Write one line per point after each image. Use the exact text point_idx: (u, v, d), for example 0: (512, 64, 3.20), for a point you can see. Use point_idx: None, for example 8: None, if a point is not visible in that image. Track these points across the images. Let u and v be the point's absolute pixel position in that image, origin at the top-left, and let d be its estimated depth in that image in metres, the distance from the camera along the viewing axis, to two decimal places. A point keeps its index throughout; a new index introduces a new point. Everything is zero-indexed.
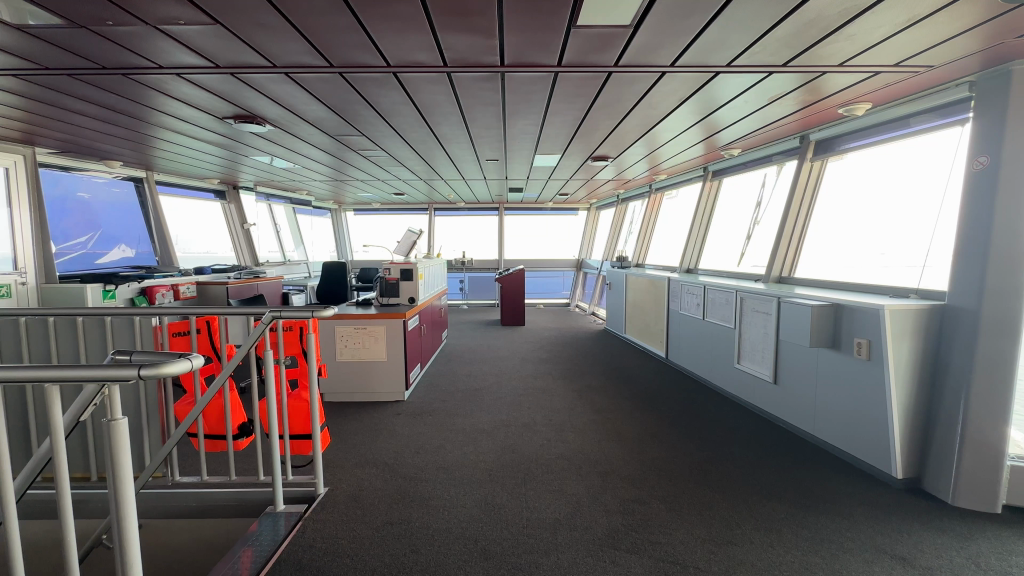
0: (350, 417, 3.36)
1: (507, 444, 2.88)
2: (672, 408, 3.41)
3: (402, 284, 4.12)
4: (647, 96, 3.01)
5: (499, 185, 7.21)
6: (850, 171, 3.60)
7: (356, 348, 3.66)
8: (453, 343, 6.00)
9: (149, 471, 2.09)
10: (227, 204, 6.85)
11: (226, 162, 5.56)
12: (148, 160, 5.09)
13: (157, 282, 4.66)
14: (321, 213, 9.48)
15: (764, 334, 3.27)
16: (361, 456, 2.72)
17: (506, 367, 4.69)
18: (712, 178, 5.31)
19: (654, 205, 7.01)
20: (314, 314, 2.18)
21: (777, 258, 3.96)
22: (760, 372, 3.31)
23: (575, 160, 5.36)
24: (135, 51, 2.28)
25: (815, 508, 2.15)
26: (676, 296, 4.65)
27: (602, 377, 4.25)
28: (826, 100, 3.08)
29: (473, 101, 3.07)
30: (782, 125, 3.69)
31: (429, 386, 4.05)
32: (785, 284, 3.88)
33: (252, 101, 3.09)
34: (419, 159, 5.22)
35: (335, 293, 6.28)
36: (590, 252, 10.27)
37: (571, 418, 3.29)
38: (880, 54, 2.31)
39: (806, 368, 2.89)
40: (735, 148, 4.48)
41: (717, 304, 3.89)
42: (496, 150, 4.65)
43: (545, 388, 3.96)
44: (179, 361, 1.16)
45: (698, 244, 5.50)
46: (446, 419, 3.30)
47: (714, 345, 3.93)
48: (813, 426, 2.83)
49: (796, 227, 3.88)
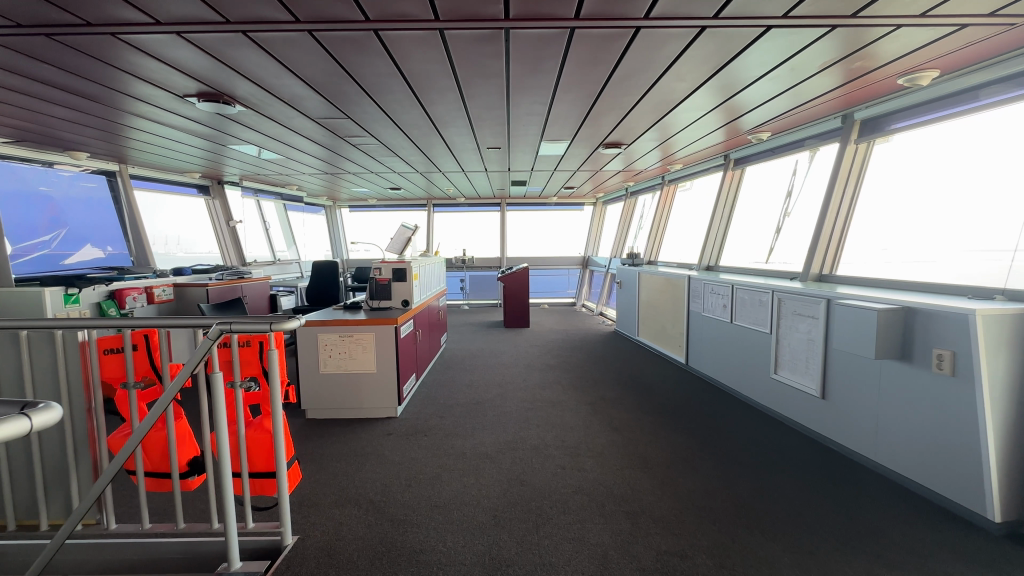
0: (332, 440, 2.93)
1: (516, 473, 2.46)
2: (702, 426, 2.99)
3: (395, 286, 3.71)
4: (676, 63, 2.57)
5: (502, 177, 6.77)
6: (901, 154, 3.16)
7: (342, 359, 3.24)
8: (453, 347, 5.59)
9: (75, 517, 1.67)
10: (210, 201, 6.40)
11: (208, 154, 5.16)
12: (123, 151, 4.69)
13: (130, 284, 4.39)
14: (313, 210, 9.03)
15: (809, 341, 2.86)
16: (342, 491, 2.30)
17: (511, 375, 4.25)
18: (733, 167, 4.86)
19: (667, 198, 6.54)
20: (273, 329, 1.71)
21: (816, 253, 3.54)
22: (804, 385, 2.88)
23: (584, 148, 4.92)
24: (53, 2, 1.85)
25: (902, 566, 1.72)
26: (698, 295, 4.22)
27: (618, 387, 3.81)
28: (885, 67, 2.64)
29: (472, 69, 2.63)
30: (822, 102, 3.28)
31: (425, 399, 3.63)
32: (825, 283, 3.46)
33: (214, 72, 2.65)
34: (414, 148, 4.78)
35: (326, 295, 5.85)
36: (596, 248, 9.83)
37: (587, 439, 2.85)
38: (974, 2, 1.88)
39: (865, 382, 2.47)
40: (764, 132, 4.05)
41: (749, 305, 3.46)
42: (499, 135, 4.21)
43: (554, 401, 3.52)
44: (9, 422, 0.72)
45: (718, 239, 5.07)
46: (442, 440, 2.88)
47: (744, 351, 3.50)
48: (878, 451, 2.40)
49: (838, 218, 3.46)
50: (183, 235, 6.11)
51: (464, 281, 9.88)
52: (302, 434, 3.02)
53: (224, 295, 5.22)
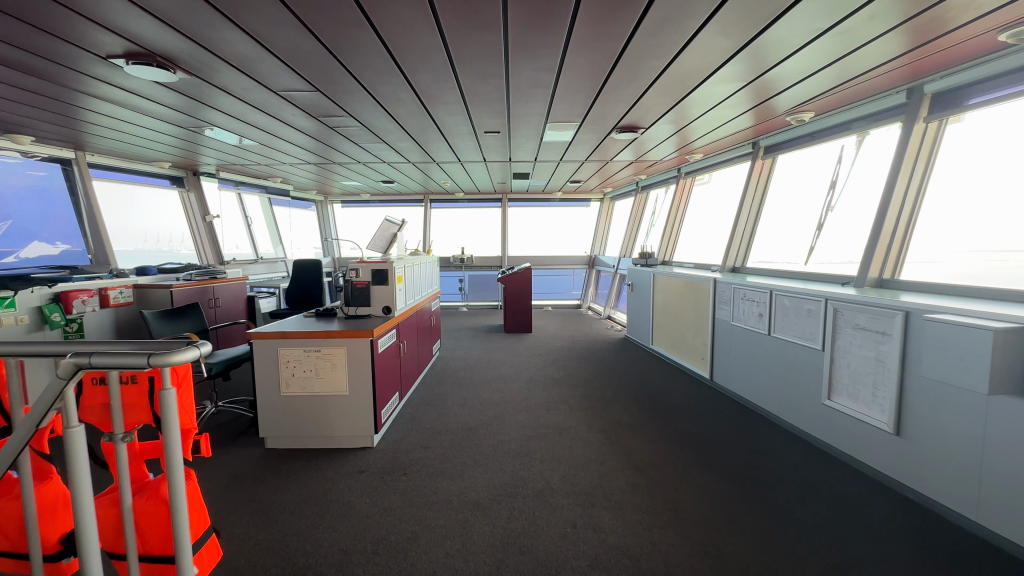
0: (292, 480, 2.41)
1: (514, 532, 1.92)
2: (743, 467, 2.44)
3: (374, 290, 3.18)
4: (721, 7, 2.04)
5: (503, 169, 6.22)
6: (979, 133, 2.60)
7: (308, 379, 2.71)
8: (447, 356, 5.06)
9: None
10: (185, 193, 5.87)
11: (181, 142, 4.65)
12: (79, 137, 4.18)
13: (79, 286, 3.86)
14: (302, 205, 8.51)
15: (879, 363, 2.32)
16: (287, 563, 1.76)
17: (510, 392, 3.71)
18: (763, 156, 4.31)
19: (683, 192, 5.99)
20: (152, 364, 1.15)
21: (875, 255, 2.97)
22: (871, 417, 2.34)
23: (594, 134, 4.39)
24: None
25: None
26: (725, 301, 3.68)
27: (634, 408, 3.27)
28: (985, 19, 2.09)
29: (461, 16, 2.09)
30: (884, 72, 2.73)
31: (409, 424, 3.09)
32: (886, 290, 2.92)
33: (133, 19, 2.11)
34: (402, 133, 4.23)
35: (309, 297, 5.33)
36: (603, 247, 9.29)
37: (603, 481, 2.32)
38: None
39: (963, 419, 1.93)
40: (806, 113, 3.48)
41: (793, 316, 2.92)
42: (497, 115, 3.66)
43: (560, 427, 2.99)
44: None
45: (745, 238, 4.51)
46: (425, 481, 2.35)
47: (786, 370, 2.96)
48: (984, 509, 1.85)
49: (901, 210, 2.89)
50: (162, 231, 5.70)
51: (463, 282, 9.35)
52: (255, 473, 2.49)
53: (193, 297, 4.71)
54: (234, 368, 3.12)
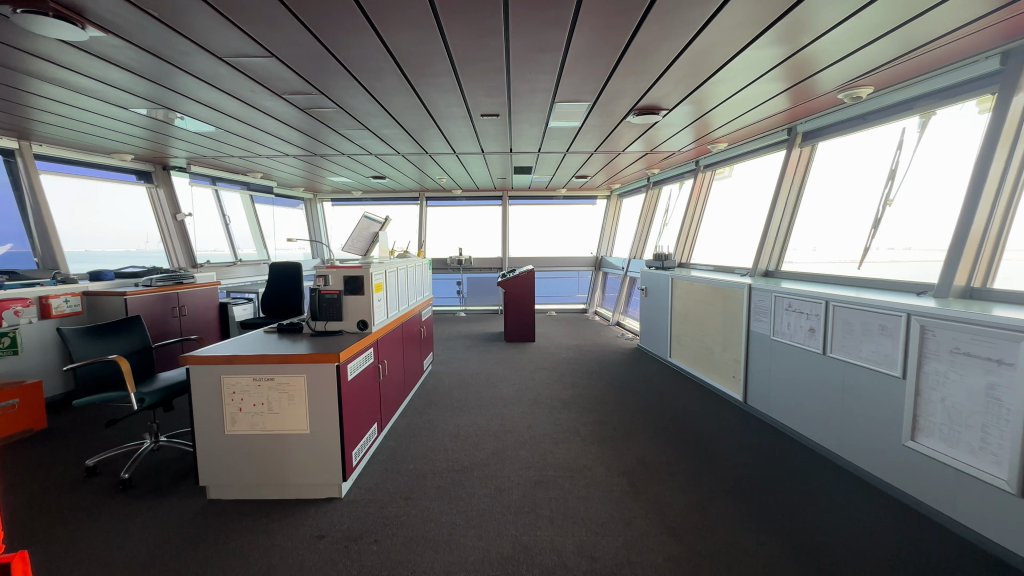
0: (230, 549, 1.87)
1: None
2: (811, 532, 1.90)
3: (347, 300, 2.65)
4: None
5: (502, 163, 5.72)
6: None
7: (259, 414, 2.17)
8: (441, 369, 4.52)
9: None
10: (154, 189, 5.36)
11: (143, 132, 4.13)
12: (21, 125, 3.66)
13: (12, 294, 3.33)
14: (289, 204, 8.00)
15: (993, 401, 1.78)
16: None
17: (511, 419, 3.16)
18: (800, 143, 3.78)
19: (701, 188, 5.45)
20: None
21: (961, 260, 2.42)
22: (979, 469, 1.81)
23: (607, 121, 3.86)
24: None
25: None
26: (763, 311, 3.15)
27: (661, 443, 2.73)
28: None
29: None
30: (979, 34, 2.18)
31: (389, 464, 2.55)
32: (977, 301, 2.38)
33: None
34: (388, 117, 3.70)
35: (288, 304, 4.80)
36: (610, 247, 8.74)
37: (632, 554, 1.78)
38: None
39: None
40: (862, 89, 2.93)
41: (857, 334, 2.39)
42: (495, 93, 3.11)
43: (573, 468, 2.45)
44: None
45: (780, 238, 3.96)
46: (402, 552, 1.82)
47: (849, 398, 2.43)
48: None
49: (994, 205, 2.34)
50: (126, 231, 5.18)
51: (461, 284, 8.85)
52: (186, 537, 1.95)
53: (155, 305, 4.17)
54: (177, 396, 2.58)
